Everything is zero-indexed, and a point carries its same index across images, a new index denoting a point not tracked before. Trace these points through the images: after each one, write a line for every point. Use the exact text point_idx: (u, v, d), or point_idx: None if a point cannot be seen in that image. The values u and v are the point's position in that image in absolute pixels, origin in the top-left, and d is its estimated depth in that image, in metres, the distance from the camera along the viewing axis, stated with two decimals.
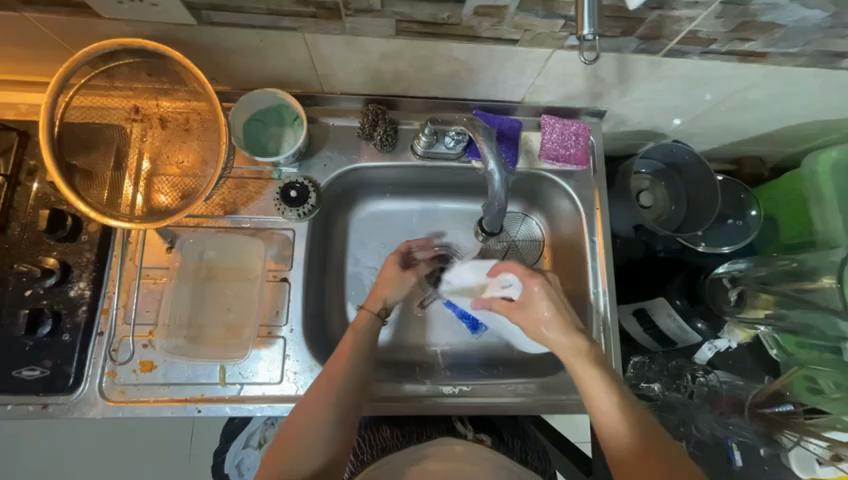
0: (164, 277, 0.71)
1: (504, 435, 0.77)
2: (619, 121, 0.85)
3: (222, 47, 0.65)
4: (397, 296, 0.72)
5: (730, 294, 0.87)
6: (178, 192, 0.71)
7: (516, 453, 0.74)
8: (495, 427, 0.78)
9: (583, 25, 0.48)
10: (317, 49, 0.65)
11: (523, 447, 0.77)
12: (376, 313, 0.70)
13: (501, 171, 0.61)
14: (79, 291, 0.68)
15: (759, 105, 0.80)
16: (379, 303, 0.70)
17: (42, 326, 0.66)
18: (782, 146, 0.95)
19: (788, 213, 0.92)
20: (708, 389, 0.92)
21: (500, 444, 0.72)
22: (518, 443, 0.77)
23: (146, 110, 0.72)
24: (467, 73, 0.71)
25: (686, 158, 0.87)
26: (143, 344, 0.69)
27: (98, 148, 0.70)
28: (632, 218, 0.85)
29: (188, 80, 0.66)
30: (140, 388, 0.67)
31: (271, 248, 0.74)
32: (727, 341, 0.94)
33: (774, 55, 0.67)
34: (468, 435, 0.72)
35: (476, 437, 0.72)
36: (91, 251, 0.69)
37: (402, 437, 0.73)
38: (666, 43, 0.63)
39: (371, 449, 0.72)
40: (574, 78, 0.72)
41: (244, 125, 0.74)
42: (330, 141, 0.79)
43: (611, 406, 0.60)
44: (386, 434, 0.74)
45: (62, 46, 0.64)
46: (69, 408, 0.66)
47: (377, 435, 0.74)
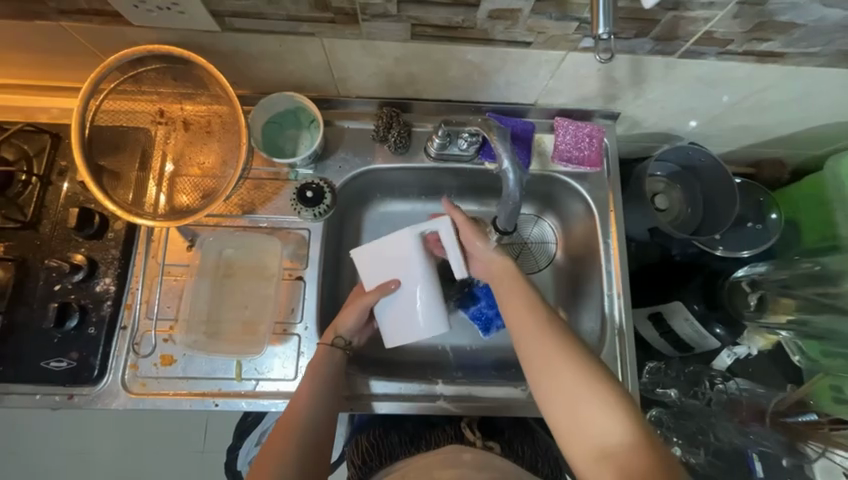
0: (185, 274, 0.73)
1: (513, 441, 0.75)
2: (633, 123, 0.84)
3: (243, 52, 0.67)
4: (352, 323, 0.72)
5: (750, 298, 0.85)
6: (199, 192, 0.74)
7: (525, 460, 0.73)
8: (503, 431, 0.77)
9: (599, 24, 0.48)
10: (334, 53, 0.67)
11: (533, 454, 0.75)
12: (332, 344, 0.70)
13: (515, 170, 0.61)
14: (104, 286, 0.71)
15: (779, 106, 0.79)
16: (333, 334, 0.71)
17: (70, 319, 0.68)
18: (804, 148, 0.93)
19: (810, 217, 0.89)
20: (727, 397, 0.89)
21: (506, 452, 0.72)
22: (527, 449, 0.75)
23: (171, 113, 0.75)
24: (480, 76, 0.72)
25: (702, 160, 0.86)
26: (164, 338, 0.71)
27: (126, 150, 0.73)
28: (646, 221, 0.84)
29: (210, 84, 0.69)
30: (160, 382, 0.69)
31: (287, 247, 0.76)
32: (746, 347, 0.91)
33: (794, 55, 0.66)
34: (476, 443, 0.71)
35: (484, 445, 0.70)
36: (116, 248, 0.72)
37: (410, 443, 0.73)
38: (681, 44, 0.63)
39: (379, 457, 0.73)
40: (587, 80, 0.72)
41: (263, 127, 0.76)
42: (345, 143, 0.80)
43: (591, 415, 0.54)
44: (395, 440, 0.75)
45: (93, 53, 0.68)
46: (93, 399, 0.68)
47: (385, 442, 0.75)
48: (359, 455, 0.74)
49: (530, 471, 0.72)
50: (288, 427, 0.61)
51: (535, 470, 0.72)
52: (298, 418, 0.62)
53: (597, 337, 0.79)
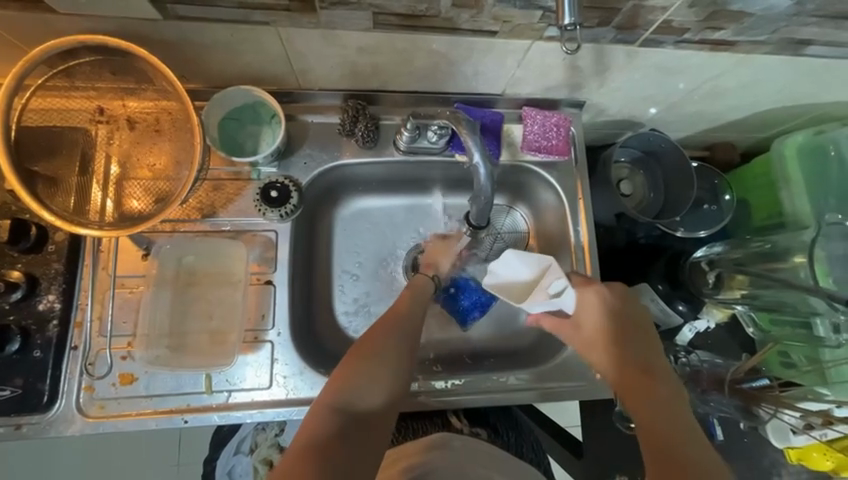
0: (140, 285, 0.68)
1: (500, 427, 0.78)
2: (598, 111, 0.86)
3: (191, 43, 0.62)
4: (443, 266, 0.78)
5: (709, 276, 0.90)
6: (151, 196, 0.68)
7: (511, 446, 0.75)
8: (487, 416, 0.80)
9: (563, 13, 0.50)
10: (292, 43, 0.63)
11: (518, 440, 0.78)
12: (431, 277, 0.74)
13: (486, 164, 0.60)
14: (48, 305, 0.65)
15: (729, 92, 0.83)
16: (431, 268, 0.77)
17: (10, 343, 0.62)
18: (751, 132, 0.99)
19: (758, 196, 0.96)
20: (691, 370, 0.92)
21: (494, 437, 0.75)
22: (513, 436, 0.78)
23: (112, 110, 0.69)
24: (447, 67, 0.70)
25: (662, 146, 0.89)
26: (121, 356, 0.66)
27: (62, 153, 0.66)
28: (612, 207, 0.87)
29: (156, 78, 0.63)
30: (121, 402, 0.65)
31: (253, 251, 0.72)
32: (705, 321, 0.96)
33: (743, 43, 0.69)
34: (464, 430, 0.74)
35: (471, 431, 0.73)
36: (59, 262, 0.66)
37: (396, 435, 0.74)
38: (641, 33, 0.64)
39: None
40: (553, 69, 0.72)
41: (219, 124, 0.71)
42: (310, 139, 0.77)
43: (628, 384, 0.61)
44: None
45: (14, 44, 0.60)
46: (44, 428, 0.63)
47: None
48: None
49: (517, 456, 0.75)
50: (381, 342, 0.60)
51: (521, 456, 0.75)
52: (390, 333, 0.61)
53: None
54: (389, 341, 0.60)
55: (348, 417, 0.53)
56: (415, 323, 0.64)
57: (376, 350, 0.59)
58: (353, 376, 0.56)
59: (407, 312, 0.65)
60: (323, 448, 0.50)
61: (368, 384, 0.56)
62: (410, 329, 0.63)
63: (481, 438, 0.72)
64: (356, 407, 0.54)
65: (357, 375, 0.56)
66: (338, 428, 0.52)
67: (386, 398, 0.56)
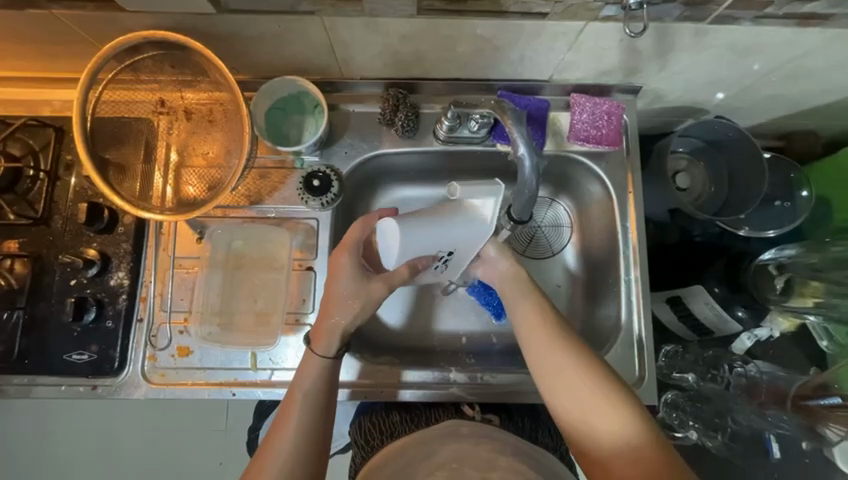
0: (195, 266, 0.73)
1: (514, 417, 0.76)
2: (655, 97, 0.79)
3: (241, 36, 0.64)
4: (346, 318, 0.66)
5: (776, 281, 0.80)
6: (205, 183, 0.73)
7: (526, 433, 0.74)
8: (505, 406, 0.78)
9: None
10: (337, 32, 0.63)
11: (533, 426, 0.76)
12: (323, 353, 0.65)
13: (531, 155, 0.56)
14: (118, 280, 0.71)
15: (818, 73, 0.72)
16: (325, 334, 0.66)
17: (87, 313, 0.69)
18: (842, 118, 0.87)
19: (843, 192, 0.85)
20: (746, 381, 0.86)
21: (506, 425, 0.74)
22: (528, 422, 0.76)
23: (171, 101, 0.73)
24: (492, 52, 0.67)
25: (729, 135, 0.81)
26: (179, 330, 0.72)
27: (129, 141, 0.72)
28: (667, 201, 0.81)
29: (210, 70, 0.66)
30: (179, 372, 0.71)
31: (296, 238, 0.75)
32: (768, 329, 0.88)
33: (839, 16, 0.60)
34: (477, 417, 0.73)
35: (484, 418, 0.72)
36: (127, 242, 0.72)
37: (411, 422, 0.74)
38: (714, 8, 0.57)
39: (382, 436, 0.73)
40: (607, 52, 0.67)
41: (265, 113, 0.74)
42: (351, 128, 0.78)
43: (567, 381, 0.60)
44: (396, 419, 0.75)
45: (89, 41, 0.65)
46: (116, 389, 0.70)
47: (388, 421, 0.75)
48: (364, 434, 0.75)
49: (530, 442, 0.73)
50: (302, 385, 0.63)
51: (534, 441, 0.73)
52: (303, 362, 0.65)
53: (614, 321, 0.78)
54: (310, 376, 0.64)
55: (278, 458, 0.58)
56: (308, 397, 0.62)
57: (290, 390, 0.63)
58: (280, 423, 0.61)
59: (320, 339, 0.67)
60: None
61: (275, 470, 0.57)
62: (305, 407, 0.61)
63: (493, 425, 0.71)
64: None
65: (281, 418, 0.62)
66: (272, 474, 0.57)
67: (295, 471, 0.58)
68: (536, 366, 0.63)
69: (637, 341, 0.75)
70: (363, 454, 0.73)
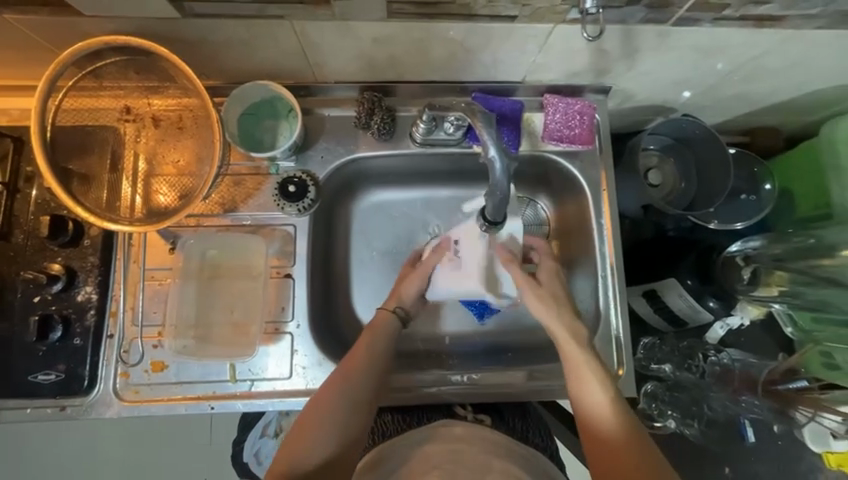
0: (168, 277, 0.71)
1: (506, 415, 0.75)
2: (625, 97, 0.82)
3: (207, 40, 0.62)
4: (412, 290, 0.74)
5: (744, 272, 0.83)
6: (177, 191, 0.71)
7: (517, 432, 0.72)
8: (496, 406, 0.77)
9: None
10: (307, 37, 0.62)
11: (524, 426, 0.75)
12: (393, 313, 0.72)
13: (501, 157, 0.56)
14: (86, 295, 0.68)
15: (775, 72, 0.76)
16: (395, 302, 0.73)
17: (53, 331, 0.66)
18: (799, 114, 0.91)
19: (803, 185, 0.89)
20: (720, 369, 0.89)
21: (497, 424, 0.72)
22: (520, 423, 0.75)
23: (138, 109, 0.71)
24: (465, 55, 0.68)
25: (696, 132, 0.84)
26: (153, 345, 0.69)
27: (93, 151, 0.69)
28: (640, 197, 0.83)
29: (177, 76, 0.65)
30: (153, 388, 0.68)
31: (273, 245, 0.74)
32: (739, 318, 0.91)
33: (791, 18, 0.63)
34: (468, 417, 0.72)
35: (476, 418, 0.71)
36: (95, 255, 0.69)
37: (402, 422, 0.72)
38: (675, 11, 0.59)
39: (372, 436, 0.71)
40: (577, 54, 0.68)
41: (238, 119, 0.72)
42: (327, 133, 0.77)
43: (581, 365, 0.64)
44: (387, 419, 0.74)
45: (46, 47, 0.63)
46: (86, 409, 0.67)
47: (379, 421, 0.74)
48: None
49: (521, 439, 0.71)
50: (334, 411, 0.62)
51: (526, 440, 0.71)
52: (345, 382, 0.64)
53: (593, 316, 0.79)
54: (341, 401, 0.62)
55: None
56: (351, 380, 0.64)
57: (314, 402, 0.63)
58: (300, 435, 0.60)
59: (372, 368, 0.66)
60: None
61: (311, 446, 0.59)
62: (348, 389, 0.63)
63: (484, 424, 0.70)
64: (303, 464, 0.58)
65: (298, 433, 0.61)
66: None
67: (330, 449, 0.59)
68: (571, 371, 0.65)
69: (615, 335, 0.77)
70: None
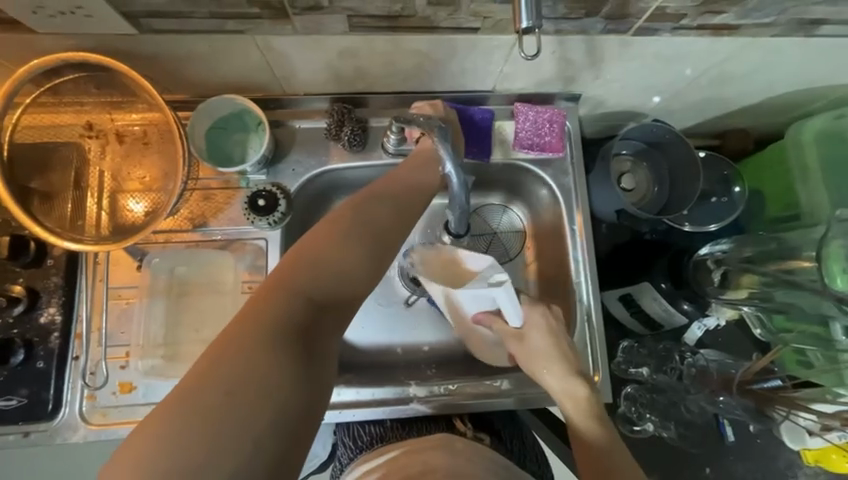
0: (135, 296, 0.69)
1: (504, 435, 0.77)
2: (595, 104, 0.82)
3: (167, 55, 0.61)
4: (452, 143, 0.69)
5: (714, 275, 0.84)
6: (143, 208, 0.70)
7: (514, 454, 0.74)
8: (495, 425, 0.78)
9: (519, 18, 0.47)
10: (270, 50, 0.62)
11: (521, 448, 0.77)
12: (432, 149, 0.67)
13: (458, 172, 0.60)
14: (49, 317, 0.67)
15: (739, 77, 0.77)
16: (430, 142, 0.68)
17: (15, 355, 0.64)
18: (765, 118, 0.93)
19: (771, 187, 0.91)
20: (697, 370, 0.90)
21: (497, 444, 0.72)
22: (516, 444, 0.77)
23: (101, 124, 0.69)
24: (431, 66, 0.68)
25: (667, 136, 0.86)
26: (119, 365, 0.68)
27: (55, 168, 0.68)
28: (613, 202, 0.83)
29: (139, 92, 0.64)
30: (121, 410, 0.67)
31: (244, 259, 0.73)
32: (715, 319, 0.92)
33: (748, 26, 0.64)
34: (466, 433, 0.71)
35: (475, 436, 0.71)
36: (58, 275, 0.67)
37: (403, 430, 0.72)
38: (634, 21, 0.60)
39: (372, 439, 0.72)
40: (543, 63, 0.69)
41: (205, 132, 0.71)
42: (298, 145, 0.77)
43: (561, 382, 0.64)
44: (388, 425, 0.74)
45: (3, 65, 0.61)
46: (51, 435, 0.65)
47: (379, 426, 0.74)
48: (354, 433, 0.75)
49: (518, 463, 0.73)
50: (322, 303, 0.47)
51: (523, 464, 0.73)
52: (349, 238, 0.52)
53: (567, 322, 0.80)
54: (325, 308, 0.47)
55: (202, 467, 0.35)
56: (342, 263, 0.50)
57: (285, 287, 0.46)
58: (269, 316, 0.43)
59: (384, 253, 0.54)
60: (185, 422, 0.37)
61: (301, 279, 0.47)
62: (335, 271, 0.49)
63: (484, 443, 0.69)
64: (290, 307, 0.45)
65: (252, 336, 0.41)
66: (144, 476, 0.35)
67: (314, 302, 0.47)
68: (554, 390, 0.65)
69: (589, 341, 0.77)
70: (350, 454, 0.73)
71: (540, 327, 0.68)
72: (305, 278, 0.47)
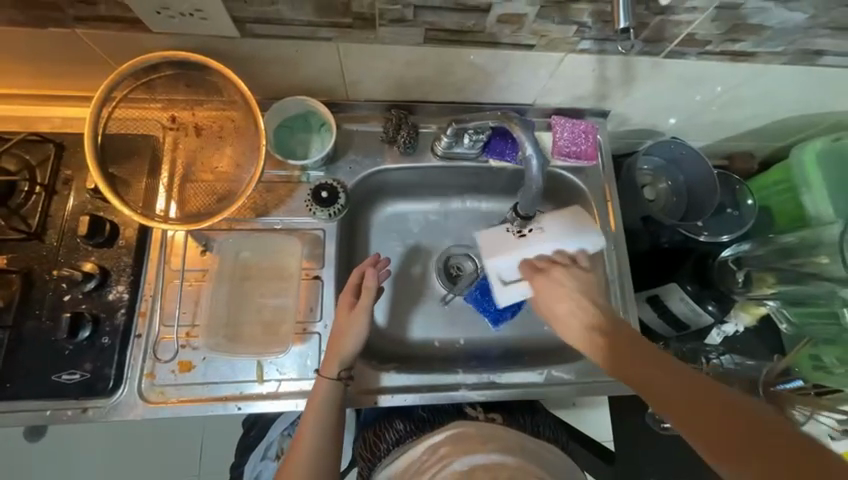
0: (201, 279, 0.73)
1: (515, 411, 0.81)
2: (622, 120, 0.91)
3: (256, 57, 0.68)
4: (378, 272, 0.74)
5: (738, 275, 0.90)
6: (213, 196, 0.74)
7: (527, 427, 0.78)
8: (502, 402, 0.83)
9: (618, 19, 0.51)
10: (348, 58, 0.70)
11: (534, 421, 0.81)
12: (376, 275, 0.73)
13: (537, 156, 0.66)
14: (117, 295, 0.69)
15: (750, 101, 0.87)
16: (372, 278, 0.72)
17: (82, 329, 0.66)
18: (769, 141, 1.04)
19: (779, 201, 1.00)
20: (722, 370, 0.94)
21: (508, 419, 0.78)
22: (529, 419, 0.80)
23: (183, 118, 0.76)
24: (485, 78, 0.76)
25: (685, 153, 0.94)
26: (182, 344, 0.70)
27: (137, 157, 0.73)
28: (638, 209, 0.91)
29: (225, 88, 0.70)
30: (179, 388, 0.68)
31: (304, 248, 0.77)
32: (734, 325, 0.98)
33: (762, 54, 0.74)
34: (479, 416, 0.77)
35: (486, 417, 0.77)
36: (129, 256, 0.71)
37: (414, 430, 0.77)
38: (667, 45, 0.70)
39: (388, 445, 0.77)
40: (582, 80, 0.78)
41: (274, 130, 0.78)
42: (355, 146, 0.83)
43: (664, 380, 0.55)
44: (399, 427, 0.79)
45: (105, 60, 0.67)
46: (108, 412, 0.66)
47: (392, 430, 0.79)
48: (371, 448, 0.80)
49: (532, 433, 0.78)
50: (335, 355, 0.68)
51: (536, 433, 0.77)
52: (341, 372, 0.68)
53: None
54: (344, 354, 0.68)
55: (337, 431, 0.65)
56: (337, 403, 0.66)
57: (317, 430, 0.64)
58: (311, 451, 0.63)
59: (355, 327, 0.69)
60: None
61: (320, 426, 0.64)
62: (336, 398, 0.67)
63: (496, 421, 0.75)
64: (318, 446, 0.63)
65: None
66: (311, 463, 0.62)
67: (329, 433, 0.64)
68: (643, 382, 0.57)
69: None
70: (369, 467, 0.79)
71: (564, 312, 0.71)
72: (318, 431, 0.64)
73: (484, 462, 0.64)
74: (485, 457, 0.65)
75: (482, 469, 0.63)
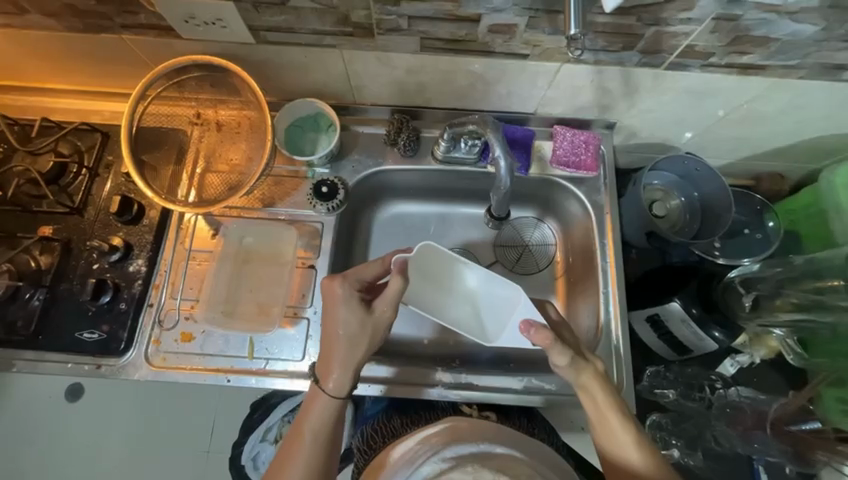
0: (207, 259, 0.80)
1: (511, 413, 0.80)
2: (629, 133, 0.90)
3: (271, 62, 0.76)
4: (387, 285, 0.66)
5: (745, 299, 0.85)
6: (226, 185, 0.82)
7: (523, 428, 0.77)
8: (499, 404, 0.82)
9: (570, 24, 0.54)
10: (353, 64, 0.75)
11: (529, 424, 0.79)
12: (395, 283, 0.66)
13: (506, 157, 0.72)
14: (136, 267, 0.78)
15: (769, 117, 0.83)
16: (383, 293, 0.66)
17: (104, 294, 0.75)
18: (800, 162, 0.97)
19: (808, 225, 0.93)
20: (729, 402, 0.89)
21: (502, 420, 0.78)
22: (524, 421, 0.79)
23: (206, 115, 0.84)
24: (483, 87, 0.79)
25: (699, 169, 0.90)
26: (185, 316, 0.77)
27: (165, 146, 0.82)
28: (643, 222, 0.86)
29: (242, 89, 0.79)
30: (179, 356, 0.75)
31: (301, 238, 0.82)
32: (749, 355, 0.92)
33: (774, 67, 0.71)
34: (473, 414, 0.76)
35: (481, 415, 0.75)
36: (150, 233, 0.80)
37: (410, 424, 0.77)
38: (666, 56, 0.69)
39: (384, 438, 0.76)
40: (582, 90, 0.78)
41: (285, 129, 0.84)
42: (359, 146, 0.88)
43: (623, 437, 0.62)
44: (396, 422, 0.78)
45: (144, 61, 0.78)
46: (118, 370, 0.74)
47: (388, 424, 0.78)
48: (366, 438, 0.78)
49: (527, 435, 0.76)
50: (340, 362, 0.66)
51: (532, 434, 0.76)
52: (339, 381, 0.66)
53: (593, 330, 0.83)
54: (344, 362, 0.66)
55: (331, 441, 0.65)
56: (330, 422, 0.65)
57: (310, 440, 0.64)
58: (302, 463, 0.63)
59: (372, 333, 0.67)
60: None
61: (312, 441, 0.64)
62: (327, 413, 0.66)
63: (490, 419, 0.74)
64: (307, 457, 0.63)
65: None
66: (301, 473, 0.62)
67: (324, 436, 0.65)
68: (602, 426, 0.63)
69: (614, 350, 0.79)
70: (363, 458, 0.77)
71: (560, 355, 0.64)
72: (311, 446, 0.64)
73: (474, 452, 0.58)
74: (476, 447, 0.59)
75: (471, 457, 0.57)
